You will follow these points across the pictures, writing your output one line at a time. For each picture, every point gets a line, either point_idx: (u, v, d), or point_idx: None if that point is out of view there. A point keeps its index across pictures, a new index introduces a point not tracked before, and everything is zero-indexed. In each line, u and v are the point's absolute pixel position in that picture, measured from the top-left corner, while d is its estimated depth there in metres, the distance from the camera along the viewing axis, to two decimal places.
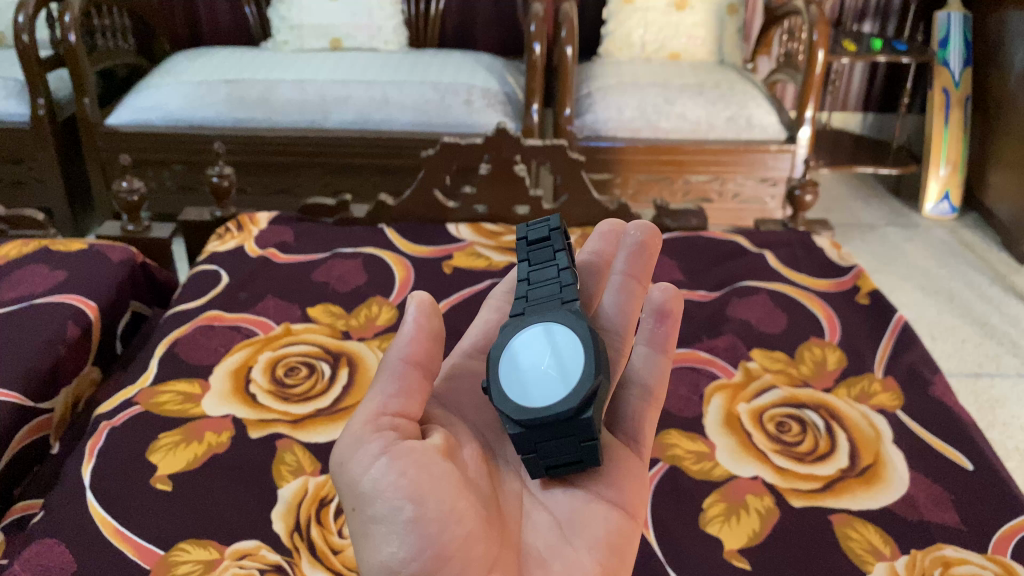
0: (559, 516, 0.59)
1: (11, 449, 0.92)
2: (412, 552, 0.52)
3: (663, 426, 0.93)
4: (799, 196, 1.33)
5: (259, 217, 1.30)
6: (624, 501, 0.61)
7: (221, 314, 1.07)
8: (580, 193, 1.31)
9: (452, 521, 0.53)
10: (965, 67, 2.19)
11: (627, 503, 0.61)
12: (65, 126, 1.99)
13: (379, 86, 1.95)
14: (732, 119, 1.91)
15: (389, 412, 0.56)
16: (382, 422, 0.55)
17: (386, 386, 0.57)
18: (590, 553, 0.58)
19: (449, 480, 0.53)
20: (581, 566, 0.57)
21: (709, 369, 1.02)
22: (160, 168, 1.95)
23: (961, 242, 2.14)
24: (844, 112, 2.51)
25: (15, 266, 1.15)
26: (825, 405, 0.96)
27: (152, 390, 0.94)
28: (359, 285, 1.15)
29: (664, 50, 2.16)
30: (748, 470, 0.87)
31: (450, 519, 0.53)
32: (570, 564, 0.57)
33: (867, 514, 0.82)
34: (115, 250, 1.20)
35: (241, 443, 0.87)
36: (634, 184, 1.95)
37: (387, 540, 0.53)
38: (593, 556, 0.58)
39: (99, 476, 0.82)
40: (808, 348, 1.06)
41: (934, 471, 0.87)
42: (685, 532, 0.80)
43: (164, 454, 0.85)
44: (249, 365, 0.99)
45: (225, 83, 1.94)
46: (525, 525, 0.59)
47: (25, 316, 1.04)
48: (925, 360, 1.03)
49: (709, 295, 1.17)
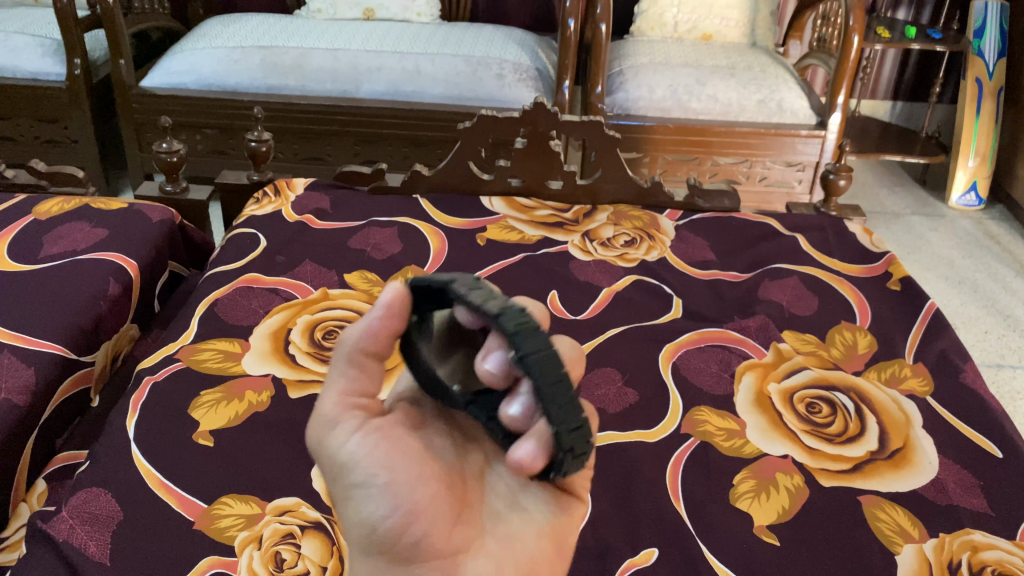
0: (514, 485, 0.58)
1: (55, 400, 0.95)
2: (388, 510, 0.51)
3: (694, 403, 0.94)
4: (833, 180, 1.32)
5: (296, 183, 1.31)
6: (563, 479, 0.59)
7: (260, 277, 1.09)
8: (614, 169, 1.31)
9: (418, 483, 0.52)
10: (999, 57, 2.15)
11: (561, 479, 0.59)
12: (99, 86, 2.00)
13: (412, 57, 1.96)
14: (763, 102, 1.91)
15: (353, 393, 0.56)
16: (350, 403, 0.55)
17: (344, 371, 0.56)
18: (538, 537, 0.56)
19: (410, 453, 0.54)
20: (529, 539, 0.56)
21: (740, 348, 1.02)
22: (193, 131, 1.97)
23: (987, 234, 2.13)
24: (873, 100, 2.50)
25: (56, 221, 1.16)
26: (855, 388, 0.97)
27: (192, 347, 0.96)
28: (394, 253, 1.17)
29: (696, 31, 2.15)
30: (778, 449, 0.89)
31: (415, 481, 0.52)
32: (514, 534, 0.55)
33: (894, 495, 0.84)
34: (155, 210, 1.22)
35: (280, 402, 0.89)
36: (662, 163, 1.95)
37: (367, 501, 0.52)
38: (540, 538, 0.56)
39: (143, 429, 0.84)
40: (838, 332, 1.06)
41: (962, 455, 0.89)
42: (716, 506, 0.82)
43: (206, 411, 0.87)
44: (288, 327, 1.00)
45: (258, 49, 1.96)
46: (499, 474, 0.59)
47: (68, 271, 1.06)
48: (955, 348, 1.03)
49: (741, 276, 1.17)
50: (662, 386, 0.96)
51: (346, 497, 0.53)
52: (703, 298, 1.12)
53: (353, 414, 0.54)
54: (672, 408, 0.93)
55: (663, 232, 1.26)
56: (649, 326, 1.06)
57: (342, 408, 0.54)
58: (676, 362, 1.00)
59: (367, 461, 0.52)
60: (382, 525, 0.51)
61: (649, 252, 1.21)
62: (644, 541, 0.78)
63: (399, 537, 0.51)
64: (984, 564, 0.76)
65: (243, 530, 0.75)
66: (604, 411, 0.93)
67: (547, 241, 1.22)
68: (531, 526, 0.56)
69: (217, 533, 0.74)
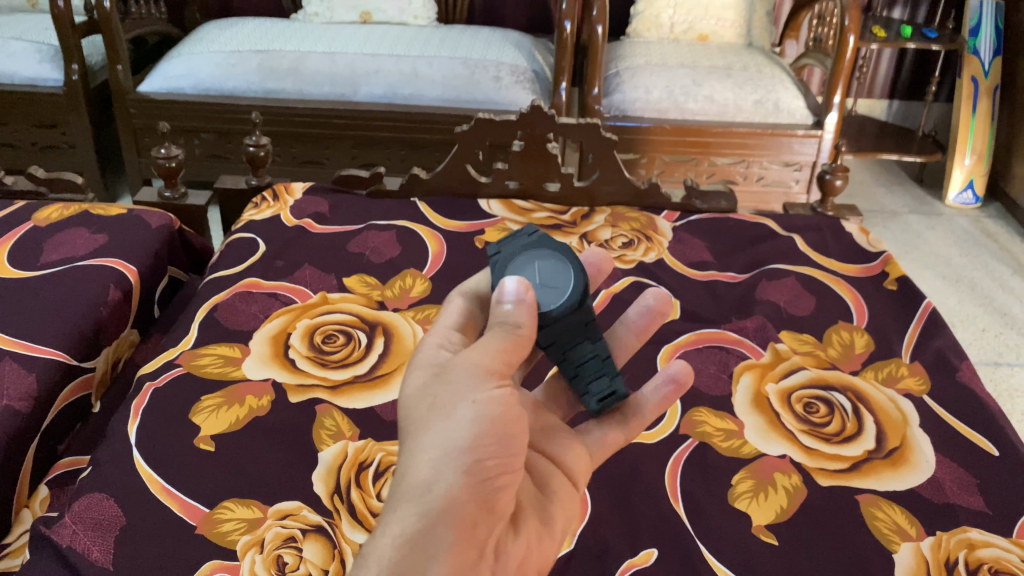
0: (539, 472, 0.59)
1: (56, 406, 0.95)
2: (489, 456, 0.48)
3: (693, 403, 0.95)
4: (829, 180, 1.32)
5: (294, 187, 1.32)
6: (570, 467, 0.61)
7: (259, 282, 1.09)
8: (611, 171, 1.32)
9: (517, 448, 0.50)
10: (995, 56, 2.16)
11: (572, 470, 0.61)
12: (97, 92, 2.01)
13: (409, 61, 1.96)
14: (759, 103, 1.91)
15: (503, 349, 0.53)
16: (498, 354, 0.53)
17: (503, 332, 0.54)
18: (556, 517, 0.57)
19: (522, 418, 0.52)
20: (550, 523, 0.56)
21: (737, 349, 1.03)
22: (190, 136, 1.97)
23: (984, 232, 2.13)
24: (869, 99, 2.51)
25: (56, 228, 1.17)
26: (853, 388, 0.97)
27: (193, 352, 0.96)
28: (393, 257, 1.17)
29: (692, 32, 2.16)
30: (777, 449, 0.89)
31: (516, 445, 0.50)
32: (542, 518, 0.56)
33: (892, 494, 0.84)
34: (154, 216, 1.22)
35: (281, 406, 0.89)
36: (659, 164, 1.96)
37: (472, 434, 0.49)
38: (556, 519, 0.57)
39: (144, 434, 0.85)
40: (835, 331, 1.07)
41: (959, 453, 0.89)
42: (715, 506, 0.83)
43: (207, 416, 0.88)
44: (288, 331, 1.01)
45: (255, 53, 1.97)
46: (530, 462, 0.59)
47: (68, 277, 1.07)
48: (952, 346, 1.04)
49: (738, 276, 1.18)
50: None
51: (442, 424, 0.49)
52: (701, 299, 1.13)
53: (496, 364, 0.52)
54: (671, 410, 0.94)
55: (661, 233, 1.26)
56: None
57: (485, 354, 0.52)
58: None
59: (492, 407, 0.50)
60: (479, 462, 0.48)
61: (647, 254, 1.21)
62: (644, 542, 0.79)
63: (479, 488, 0.48)
64: (980, 561, 0.77)
65: (244, 534, 0.75)
66: None
67: None
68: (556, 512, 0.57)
69: (219, 537, 0.75)
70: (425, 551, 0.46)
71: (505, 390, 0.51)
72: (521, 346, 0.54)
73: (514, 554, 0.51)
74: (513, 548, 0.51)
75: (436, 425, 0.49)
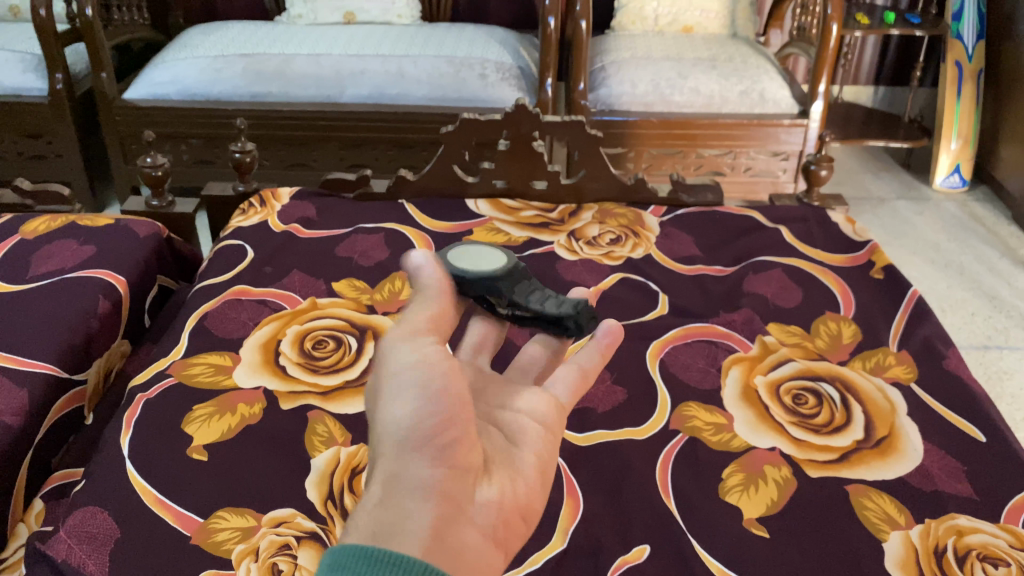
0: (515, 424, 0.53)
1: (49, 420, 0.95)
2: (434, 408, 0.46)
3: (682, 398, 0.96)
4: (814, 171, 1.33)
5: (281, 192, 1.32)
6: (546, 416, 0.55)
7: (248, 289, 1.10)
8: (597, 168, 1.32)
9: (462, 394, 0.47)
10: (978, 40, 2.17)
11: (550, 417, 0.55)
12: (82, 100, 2.00)
13: (394, 60, 1.96)
14: (745, 94, 1.92)
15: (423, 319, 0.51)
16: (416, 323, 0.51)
17: (420, 302, 0.53)
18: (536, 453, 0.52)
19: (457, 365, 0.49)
20: (529, 461, 0.51)
21: (726, 343, 1.04)
22: (177, 142, 1.97)
23: (971, 216, 2.14)
24: (856, 86, 2.51)
25: (44, 240, 1.17)
26: (841, 378, 0.98)
27: (184, 362, 0.96)
28: (382, 260, 1.17)
29: (677, 24, 2.16)
30: (766, 441, 0.90)
31: (460, 392, 0.47)
32: (521, 462, 0.51)
33: (881, 484, 0.85)
34: (142, 225, 1.22)
35: (272, 414, 0.90)
36: (647, 158, 1.97)
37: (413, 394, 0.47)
38: (538, 456, 0.52)
39: (136, 446, 0.85)
40: (823, 322, 1.07)
41: (946, 440, 0.90)
42: (707, 501, 0.83)
43: (199, 425, 0.88)
44: (278, 338, 1.01)
45: (240, 57, 1.96)
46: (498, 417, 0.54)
47: (57, 290, 1.07)
48: (938, 334, 1.05)
49: (726, 269, 1.18)
50: (650, 384, 0.98)
51: (383, 401, 0.47)
52: (689, 293, 1.13)
53: (421, 331, 0.50)
54: (661, 405, 0.94)
55: (648, 228, 1.27)
56: (636, 324, 1.07)
57: (407, 328, 0.50)
58: (664, 359, 1.01)
59: (425, 367, 0.48)
60: (425, 421, 0.46)
61: (635, 249, 1.22)
62: (636, 538, 0.79)
63: (435, 439, 0.45)
64: (969, 548, 0.78)
65: (239, 543, 0.76)
66: (593, 410, 0.94)
67: (533, 242, 1.22)
68: (529, 446, 0.52)
69: (213, 546, 0.75)
70: (399, 514, 0.42)
71: (435, 349, 0.50)
72: (442, 311, 0.53)
73: (492, 502, 0.47)
74: (491, 496, 0.47)
75: (378, 406, 0.47)
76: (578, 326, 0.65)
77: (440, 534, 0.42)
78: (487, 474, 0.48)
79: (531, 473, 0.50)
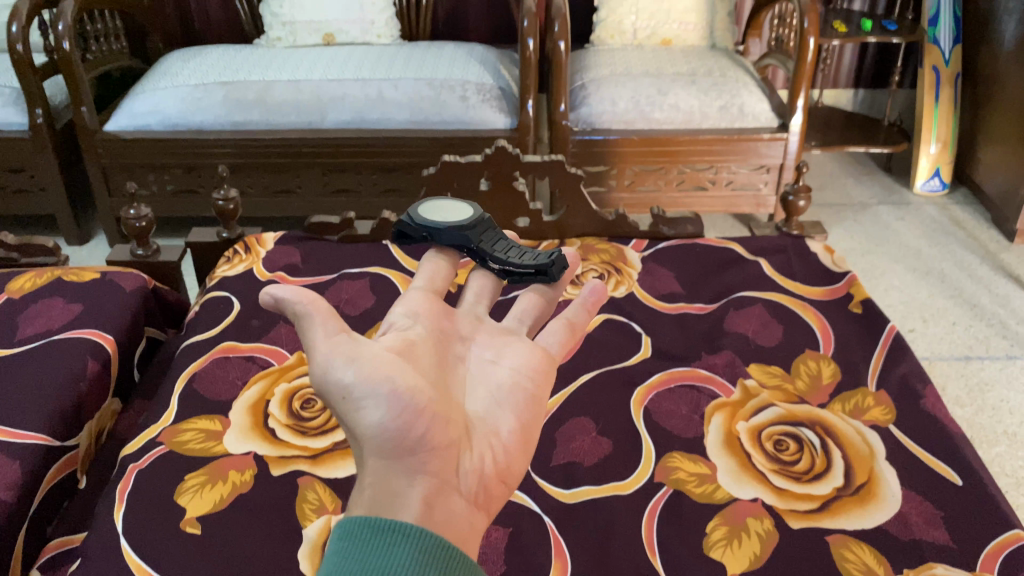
0: (494, 388, 0.64)
1: (42, 490, 0.96)
2: (396, 415, 0.55)
3: (666, 449, 0.97)
4: (792, 201, 1.34)
5: (265, 238, 1.33)
6: (526, 364, 0.67)
7: (236, 344, 1.11)
8: (578, 205, 1.33)
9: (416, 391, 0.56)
10: (955, 44, 2.18)
11: (531, 365, 0.67)
12: (64, 132, 2.00)
13: (375, 84, 1.96)
14: (724, 109, 1.93)
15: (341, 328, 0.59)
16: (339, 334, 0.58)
17: (316, 315, 0.59)
18: (515, 410, 0.63)
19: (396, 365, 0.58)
20: (510, 418, 0.62)
21: (708, 387, 1.06)
22: (160, 172, 1.97)
23: (952, 220, 2.16)
24: (835, 89, 2.53)
25: (30, 299, 1.17)
26: (821, 422, 1.00)
27: (174, 428, 0.98)
28: (367, 308, 1.18)
29: (656, 37, 2.16)
30: (748, 492, 0.92)
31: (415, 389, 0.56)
32: (500, 419, 0.62)
33: (861, 533, 0.87)
34: (128, 278, 1.23)
35: (263, 481, 0.91)
36: (629, 174, 1.98)
37: (372, 406, 0.55)
38: (517, 412, 0.63)
39: (130, 521, 0.86)
40: (803, 362, 1.09)
41: (924, 485, 0.92)
42: (692, 557, 0.85)
43: (192, 497, 0.89)
44: (266, 398, 1.02)
45: (220, 85, 1.96)
46: (469, 388, 0.64)
47: (46, 353, 1.08)
48: (916, 372, 1.07)
49: (707, 307, 1.20)
50: (635, 434, 0.99)
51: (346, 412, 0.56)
52: (672, 334, 1.15)
53: (348, 345, 0.58)
54: (645, 457, 0.96)
55: (630, 264, 1.29)
56: (619, 370, 1.09)
57: (336, 341, 0.58)
58: (648, 406, 1.03)
59: (371, 375, 0.56)
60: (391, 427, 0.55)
61: (617, 288, 1.24)
62: None
63: (407, 434, 0.55)
64: None
65: None
66: (579, 465, 0.95)
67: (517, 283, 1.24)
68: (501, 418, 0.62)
69: None
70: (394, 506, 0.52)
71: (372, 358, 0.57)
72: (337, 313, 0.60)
73: (472, 464, 0.58)
74: (472, 459, 0.58)
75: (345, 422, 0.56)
76: (554, 273, 0.79)
77: (428, 504, 0.53)
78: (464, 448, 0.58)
79: (513, 432, 0.61)
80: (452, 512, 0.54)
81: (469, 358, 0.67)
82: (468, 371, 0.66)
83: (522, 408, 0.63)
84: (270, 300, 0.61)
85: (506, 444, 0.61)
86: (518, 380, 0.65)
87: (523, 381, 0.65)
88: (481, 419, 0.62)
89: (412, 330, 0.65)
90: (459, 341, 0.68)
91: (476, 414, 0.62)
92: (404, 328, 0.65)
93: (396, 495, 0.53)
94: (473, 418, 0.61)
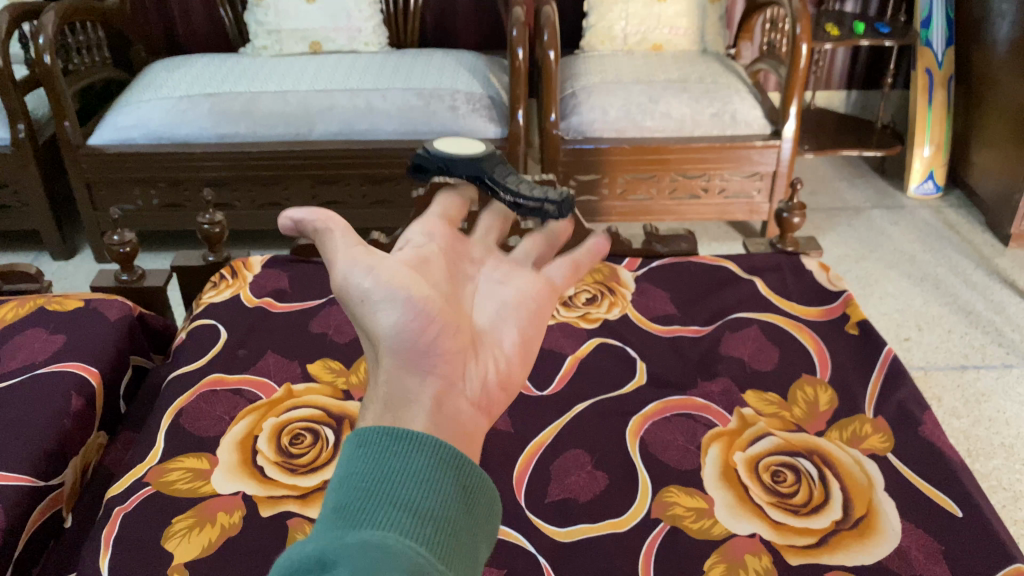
0: (502, 301, 0.64)
1: (27, 532, 0.94)
2: (410, 321, 0.55)
3: (662, 482, 0.96)
4: (787, 219, 1.33)
5: (252, 261, 1.31)
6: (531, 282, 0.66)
7: (224, 376, 1.09)
8: None
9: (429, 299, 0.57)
10: (948, 46, 2.17)
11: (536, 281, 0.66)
12: (47, 147, 1.97)
13: (363, 94, 1.93)
14: (716, 116, 1.91)
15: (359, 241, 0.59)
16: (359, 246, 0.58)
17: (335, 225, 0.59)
18: (521, 322, 0.63)
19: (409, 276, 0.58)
20: (516, 330, 0.62)
21: (703, 416, 1.04)
22: (146, 186, 1.95)
23: (946, 223, 2.15)
24: (828, 91, 2.51)
25: (13, 331, 1.15)
26: (819, 451, 0.99)
27: (161, 467, 0.96)
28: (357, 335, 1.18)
29: (646, 42, 2.14)
30: (746, 527, 0.90)
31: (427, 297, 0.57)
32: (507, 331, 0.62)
33: (861, 569, 0.86)
34: (113, 306, 1.21)
35: (252, 523, 0.90)
36: (621, 183, 1.96)
37: (387, 310, 0.55)
38: (522, 324, 0.62)
39: (116, 568, 0.84)
40: (799, 387, 1.08)
41: (924, 517, 0.91)
42: None
43: (179, 540, 0.87)
44: (255, 434, 1.00)
45: (206, 97, 1.93)
46: (478, 299, 0.64)
47: (29, 389, 1.06)
48: (914, 397, 1.05)
49: (703, 329, 1.19)
50: (631, 467, 0.98)
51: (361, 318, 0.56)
52: (666, 360, 1.14)
53: (366, 254, 0.57)
54: (641, 491, 0.95)
55: (623, 284, 1.28)
56: (614, 399, 1.08)
57: (355, 251, 0.57)
58: (643, 438, 1.02)
59: (387, 284, 0.56)
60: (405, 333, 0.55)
61: (611, 309, 1.24)
62: None
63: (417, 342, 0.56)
64: None
65: None
66: (575, 501, 0.94)
67: None
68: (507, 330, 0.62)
69: None
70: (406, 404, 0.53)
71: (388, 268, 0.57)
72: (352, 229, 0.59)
73: (478, 373, 0.59)
74: (480, 368, 0.59)
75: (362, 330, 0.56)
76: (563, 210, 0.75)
77: (438, 404, 0.54)
78: (471, 358, 0.59)
79: (516, 344, 0.61)
80: (459, 411, 0.55)
81: (478, 275, 0.66)
82: (477, 287, 0.65)
83: (525, 322, 0.62)
84: (285, 217, 0.59)
85: (510, 355, 0.61)
86: (524, 296, 0.64)
87: (528, 297, 0.64)
88: (487, 331, 0.62)
89: (426, 245, 0.64)
90: (470, 257, 0.67)
91: (483, 326, 0.62)
92: (418, 242, 0.64)
93: (407, 394, 0.54)
94: (480, 329, 0.61)
